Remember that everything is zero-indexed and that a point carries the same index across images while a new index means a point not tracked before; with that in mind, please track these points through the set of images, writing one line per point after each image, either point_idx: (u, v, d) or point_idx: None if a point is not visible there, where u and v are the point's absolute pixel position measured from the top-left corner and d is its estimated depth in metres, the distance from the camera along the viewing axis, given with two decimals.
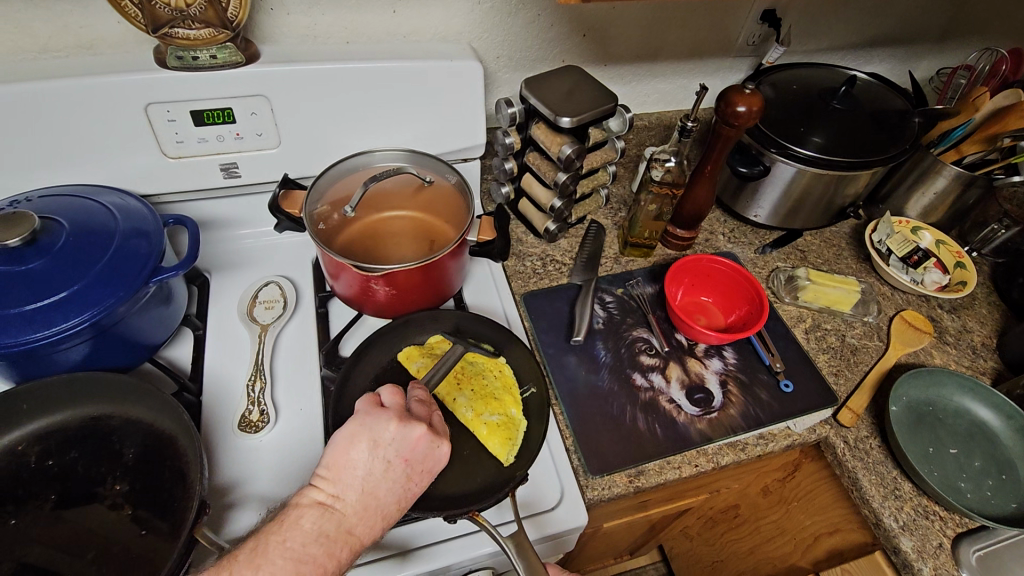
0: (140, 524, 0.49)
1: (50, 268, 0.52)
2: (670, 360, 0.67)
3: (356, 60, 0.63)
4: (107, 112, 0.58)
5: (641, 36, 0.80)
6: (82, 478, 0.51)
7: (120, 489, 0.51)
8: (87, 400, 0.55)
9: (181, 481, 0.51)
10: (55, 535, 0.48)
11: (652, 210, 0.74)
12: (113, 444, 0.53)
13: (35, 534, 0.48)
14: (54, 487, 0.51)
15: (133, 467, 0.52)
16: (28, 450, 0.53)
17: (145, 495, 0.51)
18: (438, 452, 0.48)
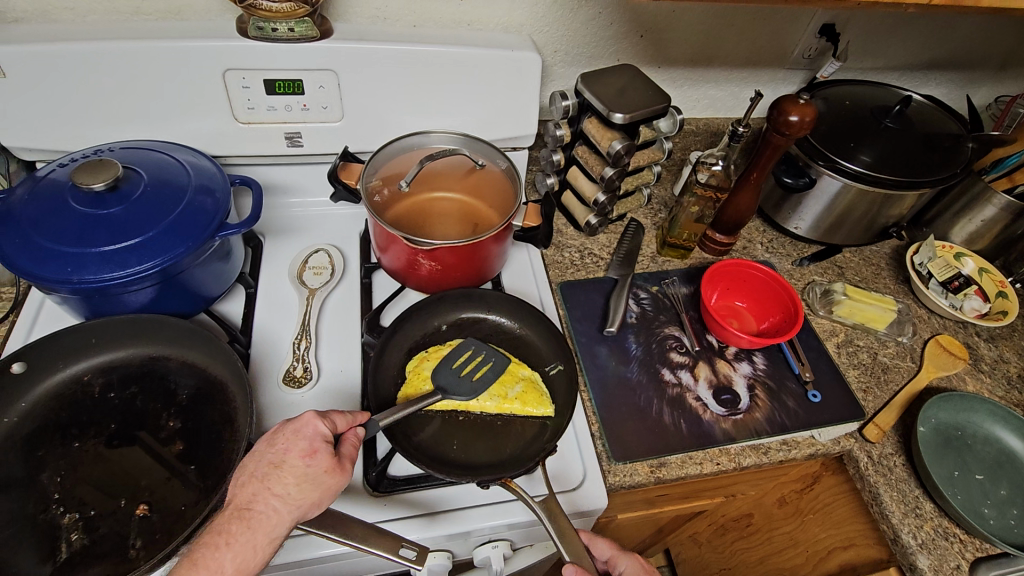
0: (189, 460, 0.52)
1: (129, 214, 0.56)
2: (699, 359, 0.68)
3: (422, 43, 0.66)
4: (188, 74, 0.62)
5: (697, 41, 0.81)
6: (139, 412, 0.55)
7: (174, 425, 0.54)
8: (149, 343, 0.58)
9: (229, 424, 0.54)
10: (112, 461, 0.51)
11: (693, 212, 0.75)
12: (170, 385, 0.57)
13: (94, 458, 0.52)
14: (114, 417, 0.54)
15: (184, 407, 0.56)
16: (93, 382, 0.56)
17: (194, 434, 0.54)
18: (299, 419, 0.46)
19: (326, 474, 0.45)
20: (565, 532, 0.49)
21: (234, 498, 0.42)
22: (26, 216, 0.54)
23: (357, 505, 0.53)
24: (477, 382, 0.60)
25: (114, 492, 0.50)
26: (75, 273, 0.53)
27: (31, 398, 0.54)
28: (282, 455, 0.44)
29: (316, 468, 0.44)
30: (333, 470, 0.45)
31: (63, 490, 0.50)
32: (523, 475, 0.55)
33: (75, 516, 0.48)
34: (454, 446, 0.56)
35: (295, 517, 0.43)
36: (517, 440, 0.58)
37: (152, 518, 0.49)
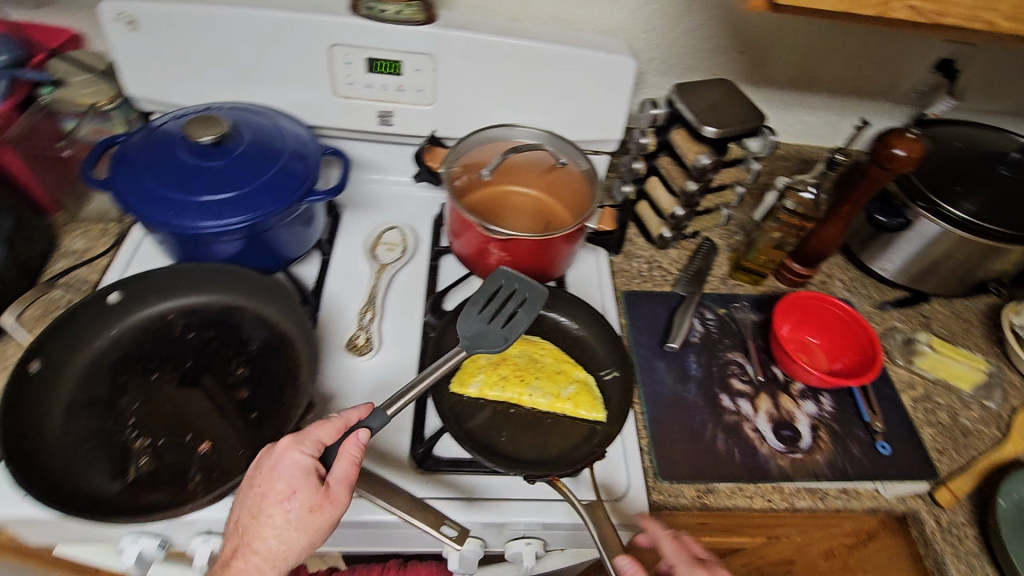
0: (252, 408, 0.55)
1: (229, 169, 0.59)
2: (761, 390, 0.65)
3: (521, 37, 0.67)
4: (299, 45, 0.65)
5: (800, 63, 0.77)
6: (213, 355, 0.58)
7: (242, 373, 0.57)
8: (229, 292, 0.61)
9: (292, 380, 0.57)
10: (184, 396, 0.54)
11: (774, 238, 0.74)
12: (243, 334, 0.60)
13: (169, 391, 0.55)
14: (190, 356, 0.57)
15: (253, 357, 0.58)
16: (176, 321, 0.60)
17: (260, 383, 0.56)
18: (275, 456, 0.45)
19: (311, 512, 0.44)
20: (608, 538, 0.48)
21: (226, 548, 0.44)
22: (139, 160, 0.59)
23: (401, 478, 0.54)
24: (506, 326, 0.58)
25: (182, 424, 0.53)
26: (177, 218, 0.56)
27: (120, 326, 0.58)
28: (259, 502, 0.44)
29: (299, 509, 0.43)
30: (318, 506, 0.44)
31: (139, 415, 0.53)
32: (567, 478, 0.54)
33: (147, 441, 0.51)
34: (502, 437, 0.56)
35: (281, 567, 0.43)
36: (564, 441, 0.57)
37: (213, 454, 0.51)
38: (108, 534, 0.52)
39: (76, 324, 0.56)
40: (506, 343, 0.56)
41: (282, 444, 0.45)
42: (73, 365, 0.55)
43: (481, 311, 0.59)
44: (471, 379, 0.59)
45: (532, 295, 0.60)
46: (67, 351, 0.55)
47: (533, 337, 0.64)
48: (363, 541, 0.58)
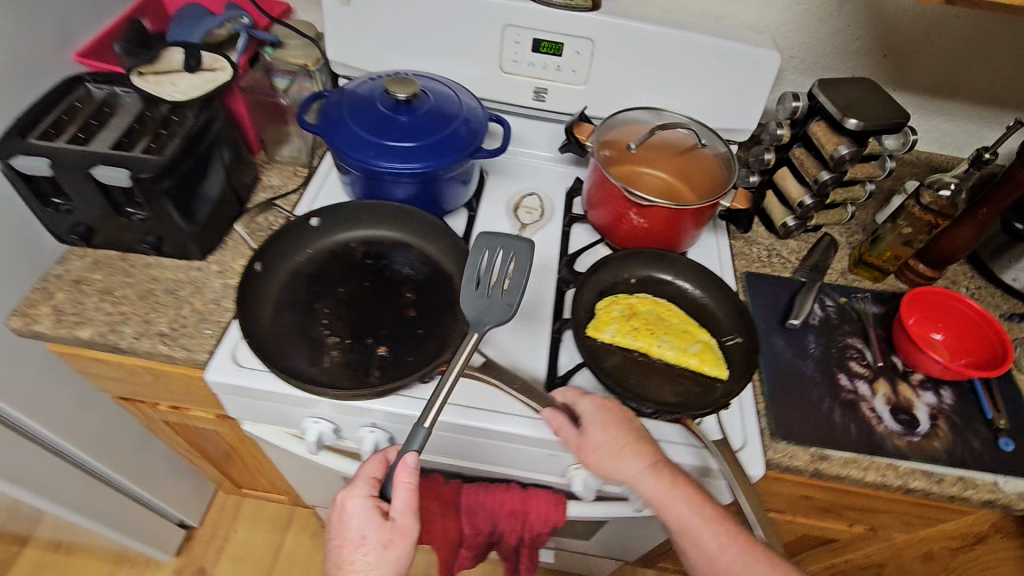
0: (418, 325, 0.64)
1: (417, 122, 0.69)
2: (880, 375, 0.68)
3: (675, 28, 0.73)
4: (477, 24, 0.74)
5: (947, 69, 0.78)
6: (389, 280, 0.68)
7: (410, 297, 0.66)
8: (408, 230, 0.71)
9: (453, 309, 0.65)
10: (363, 309, 0.64)
11: (903, 234, 0.74)
12: (414, 266, 0.69)
13: (352, 302, 0.65)
14: (369, 275, 0.68)
15: (419, 287, 0.67)
16: (356, 248, 0.70)
17: (426, 307, 0.65)
18: (342, 509, 0.53)
19: (387, 542, 0.52)
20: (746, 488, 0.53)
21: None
22: (347, 109, 0.70)
23: None
24: (506, 292, 0.61)
25: (364, 330, 0.63)
26: (376, 159, 0.67)
27: (313, 248, 0.69)
28: (342, 548, 0.53)
29: (376, 544, 0.52)
30: (392, 538, 0.52)
31: (331, 317, 0.63)
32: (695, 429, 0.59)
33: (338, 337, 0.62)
34: (632, 379, 0.63)
35: None
36: (688, 390, 0.63)
37: (388, 356, 0.61)
38: (294, 417, 0.65)
39: (286, 236, 0.69)
40: (513, 307, 0.60)
41: (339, 501, 0.54)
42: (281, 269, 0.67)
43: (483, 289, 0.61)
44: (607, 325, 0.66)
45: (517, 249, 0.64)
46: (279, 256, 0.67)
47: (661, 299, 0.69)
48: (496, 458, 0.66)
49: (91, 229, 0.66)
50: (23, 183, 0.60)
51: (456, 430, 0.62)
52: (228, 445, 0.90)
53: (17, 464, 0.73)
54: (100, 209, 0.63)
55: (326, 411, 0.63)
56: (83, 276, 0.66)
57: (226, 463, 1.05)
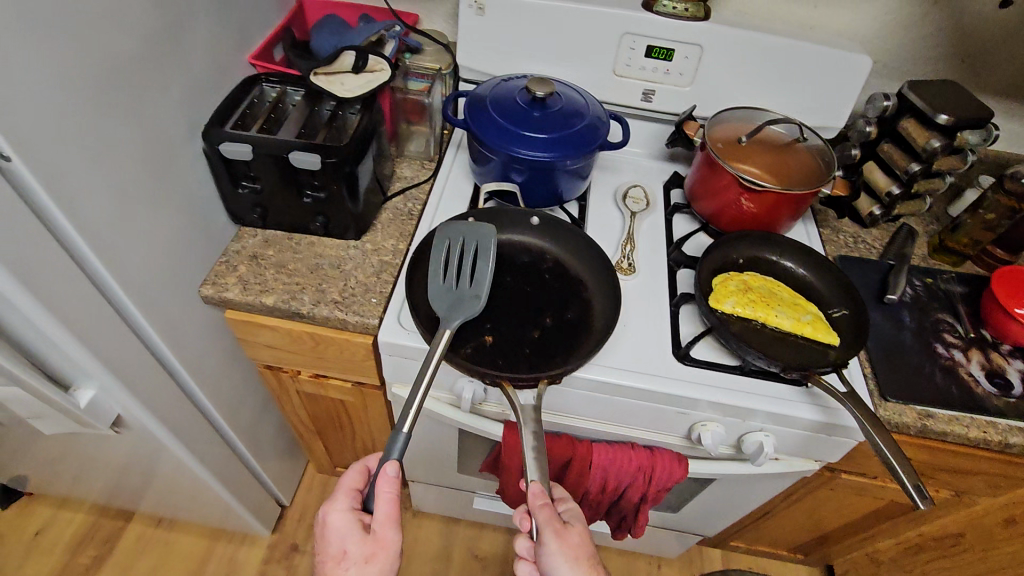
0: (567, 310, 0.73)
1: (554, 117, 0.78)
2: (971, 345, 0.75)
3: (776, 35, 0.81)
4: (599, 32, 0.83)
5: (1019, 74, 0.86)
6: (541, 276, 0.76)
7: (562, 291, 0.75)
8: (567, 250, 0.78)
9: (580, 350, 0.68)
10: (518, 299, 0.73)
11: (986, 219, 0.82)
12: (565, 291, 0.75)
13: (507, 289, 0.74)
14: (528, 276, 0.76)
15: (560, 320, 0.71)
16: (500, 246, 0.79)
17: (576, 300, 0.74)
18: (328, 525, 0.58)
19: (369, 556, 0.56)
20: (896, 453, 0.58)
21: None
22: (495, 106, 0.79)
23: (668, 363, 0.71)
24: (471, 286, 0.69)
25: (499, 322, 0.70)
26: (523, 148, 0.76)
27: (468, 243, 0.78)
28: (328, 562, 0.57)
29: (359, 560, 0.56)
30: (373, 553, 0.56)
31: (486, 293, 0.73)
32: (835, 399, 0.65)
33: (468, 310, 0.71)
34: (754, 344, 0.71)
35: None
36: (805, 354, 0.70)
37: (493, 347, 0.68)
38: (448, 378, 0.73)
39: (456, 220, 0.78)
40: (480, 298, 0.67)
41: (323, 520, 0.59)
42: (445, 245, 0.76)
43: (448, 282, 0.69)
44: (727, 298, 0.73)
45: (480, 240, 0.72)
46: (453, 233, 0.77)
47: (769, 276, 0.77)
48: (626, 418, 0.74)
49: (268, 209, 0.74)
50: (222, 166, 0.69)
51: (599, 388, 0.70)
52: (346, 419, 0.98)
53: (183, 425, 0.81)
54: (282, 191, 0.72)
55: None
56: (258, 251, 0.75)
57: (330, 442, 1.12)
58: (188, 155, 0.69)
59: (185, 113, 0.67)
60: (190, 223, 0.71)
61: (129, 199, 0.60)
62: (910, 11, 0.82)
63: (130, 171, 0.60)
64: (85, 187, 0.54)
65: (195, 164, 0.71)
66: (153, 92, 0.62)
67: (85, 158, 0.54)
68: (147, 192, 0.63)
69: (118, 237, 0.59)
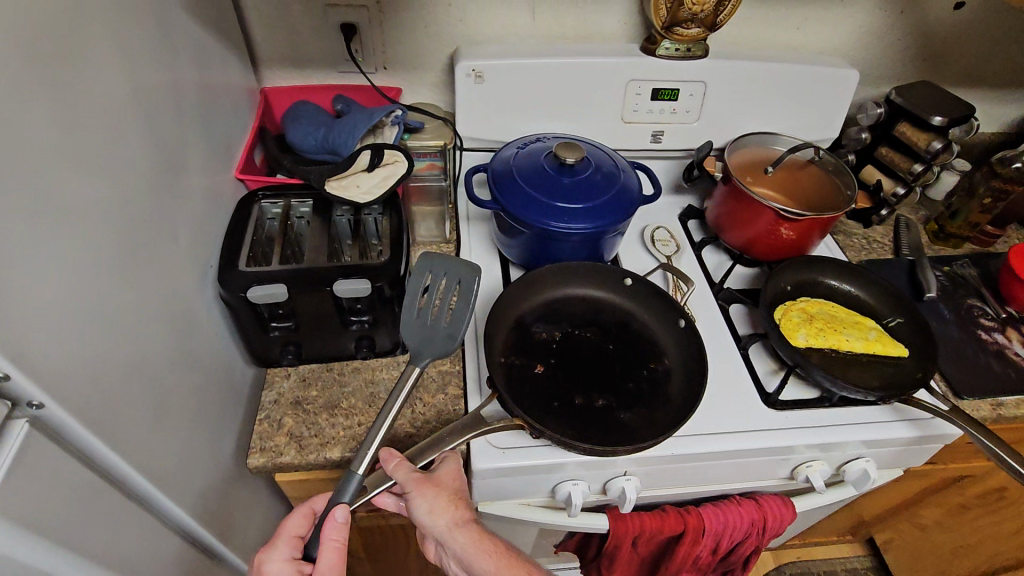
0: (659, 378, 0.68)
1: (589, 182, 0.74)
2: (1006, 325, 0.80)
3: (772, 61, 0.83)
4: (602, 82, 0.80)
5: (973, 64, 0.93)
6: (625, 347, 0.71)
7: (658, 365, 0.69)
8: (653, 317, 0.73)
9: (587, 440, 0.60)
10: (610, 362, 0.69)
11: (982, 204, 0.88)
12: (649, 359, 0.70)
13: (599, 352, 0.70)
14: (628, 357, 0.70)
15: (608, 410, 0.64)
16: (575, 302, 0.75)
17: (677, 368, 0.69)
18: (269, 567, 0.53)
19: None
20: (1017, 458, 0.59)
21: None
22: (525, 177, 0.74)
23: (765, 413, 0.69)
24: (449, 322, 0.58)
25: (563, 371, 0.67)
26: (569, 220, 0.71)
27: (545, 297, 0.74)
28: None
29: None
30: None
31: (574, 355, 0.69)
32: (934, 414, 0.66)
33: (552, 339, 0.70)
34: (837, 374, 0.71)
35: None
36: (886, 372, 0.71)
37: (563, 419, 0.62)
38: (546, 484, 0.66)
39: (538, 277, 0.74)
40: (455, 339, 0.57)
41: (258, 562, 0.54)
42: (539, 289, 0.74)
43: (425, 317, 0.59)
44: (799, 331, 0.73)
45: (464, 279, 0.60)
46: (544, 282, 0.74)
47: (823, 299, 0.79)
48: (731, 475, 0.71)
49: (302, 344, 0.64)
50: (248, 310, 0.58)
51: (709, 457, 0.66)
52: (403, 542, 0.87)
53: None
54: (321, 322, 0.62)
55: (581, 470, 0.65)
56: (300, 395, 0.64)
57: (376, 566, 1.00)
58: (203, 306, 0.57)
59: (193, 258, 0.56)
60: (218, 384, 0.59)
61: (162, 388, 0.48)
62: (881, 22, 0.86)
63: (156, 349, 0.48)
64: (122, 399, 0.42)
65: (211, 312, 0.59)
66: (164, 245, 0.50)
67: (115, 361, 0.42)
68: (175, 369, 0.51)
69: (161, 439, 0.47)
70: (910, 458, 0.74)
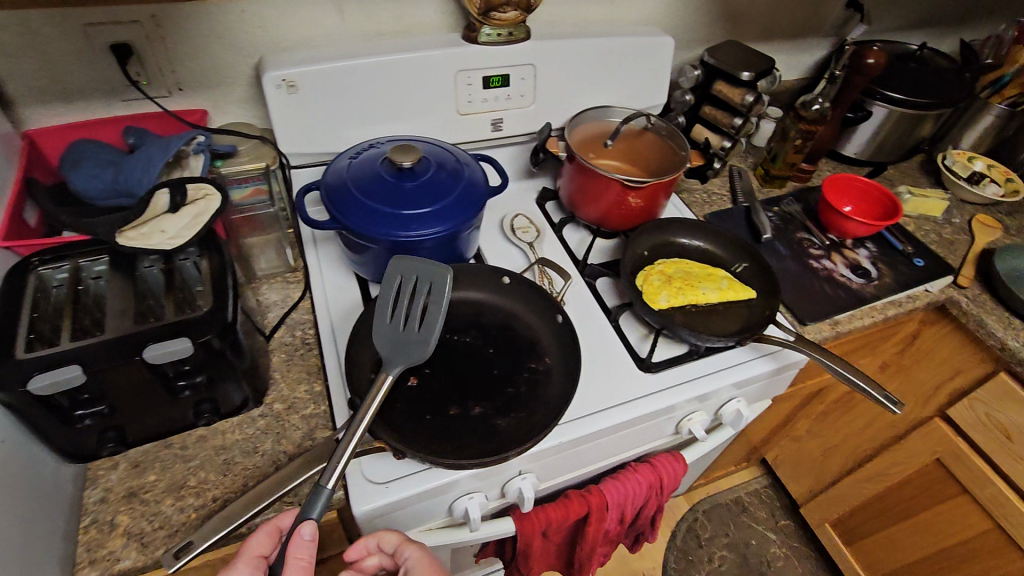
0: (540, 378, 0.66)
1: (430, 184, 0.70)
2: (830, 250, 0.89)
3: (592, 36, 0.84)
4: (429, 75, 0.77)
5: (767, 20, 1.02)
6: (505, 349, 0.68)
7: (539, 365, 0.67)
8: (529, 311, 0.71)
9: (462, 452, 0.57)
10: (488, 368, 0.66)
11: (794, 145, 0.97)
12: (529, 360, 0.67)
13: (479, 358, 0.67)
14: (508, 360, 0.67)
15: (484, 417, 0.61)
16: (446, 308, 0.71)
17: (560, 363, 0.67)
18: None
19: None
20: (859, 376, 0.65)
21: None
22: (361, 187, 0.69)
23: (641, 379, 0.71)
24: (420, 328, 0.59)
25: (437, 381, 0.64)
26: (414, 227, 0.67)
27: None
28: None
29: None
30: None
31: (452, 366, 0.66)
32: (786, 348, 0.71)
33: None
34: (699, 327, 0.74)
35: None
36: (740, 316, 0.76)
37: (441, 438, 0.59)
38: (443, 505, 0.63)
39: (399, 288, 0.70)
40: (428, 345, 0.58)
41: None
42: None
43: (395, 322, 0.60)
44: (660, 294, 0.75)
45: (435, 282, 0.60)
46: None
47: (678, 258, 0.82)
48: (623, 446, 0.72)
49: (127, 426, 0.54)
50: (38, 403, 0.48)
51: (598, 436, 0.67)
52: None
53: None
54: (143, 396, 0.53)
55: (474, 483, 0.62)
56: (136, 484, 0.55)
57: None
58: None
59: None
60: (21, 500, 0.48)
61: None
62: None
63: None
64: None
65: None
66: None
67: None
68: None
69: None
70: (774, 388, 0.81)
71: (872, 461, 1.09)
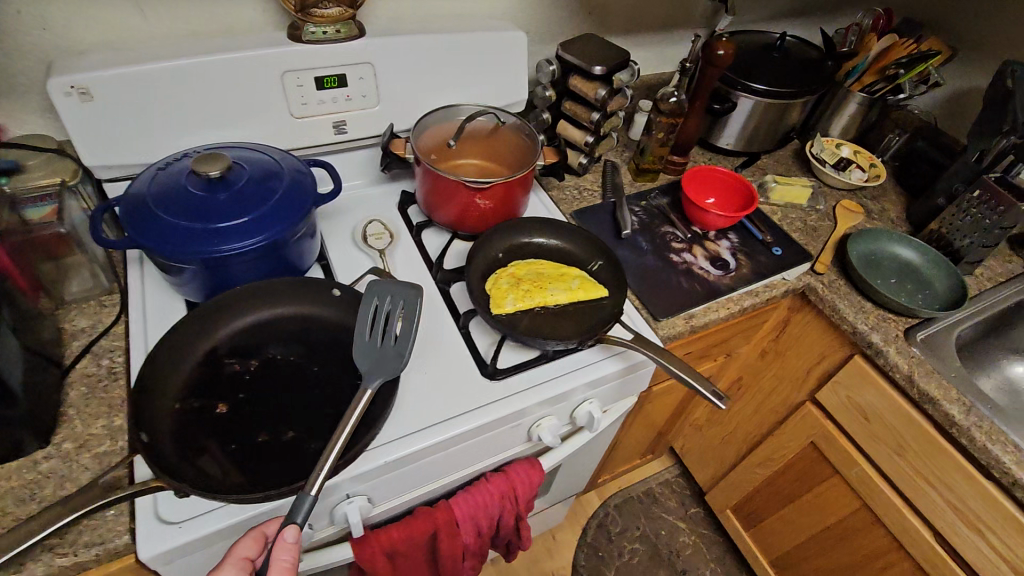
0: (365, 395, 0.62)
1: (242, 194, 0.65)
2: (693, 243, 0.89)
3: (434, 32, 0.81)
4: (251, 78, 0.72)
5: (631, 13, 1.01)
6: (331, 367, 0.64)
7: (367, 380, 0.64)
8: None
9: (263, 485, 0.54)
10: (309, 389, 0.62)
11: (659, 138, 0.96)
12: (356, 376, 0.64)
13: (300, 379, 0.63)
14: (331, 378, 0.63)
15: (297, 442, 0.58)
16: (269, 326, 0.67)
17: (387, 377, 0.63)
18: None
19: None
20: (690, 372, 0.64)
21: None
22: (162, 203, 0.63)
23: (482, 388, 0.68)
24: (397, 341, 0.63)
25: (248, 407, 0.60)
26: (221, 242, 0.62)
27: (232, 329, 0.66)
28: None
29: None
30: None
31: (269, 390, 0.62)
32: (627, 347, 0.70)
33: (244, 370, 0.63)
34: (543, 331, 0.72)
35: None
36: (588, 316, 0.74)
37: (243, 471, 0.55)
38: None
39: (215, 308, 0.66)
40: (405, 356, 0.62)
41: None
42: (220, 321, 0.65)
43: (372, 338, 0.64)
44: (506, 298, 0.73)
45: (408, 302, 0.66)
46: (229, 312, 0.66)
47: (532, 259, 0.80)
48: (468, 458, 0.70)
49: None
50: None
51: (432, 452, 0.64)
52: None
53: None
54: None
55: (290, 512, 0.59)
56: None
57: None
58: None
59: None
60: None
61: None
62: None
63: None
64: None
65: None
66: None
67: None
68: None
69: None
70: (633, 385, 0.80)
71: (758, 447, 1.11)
